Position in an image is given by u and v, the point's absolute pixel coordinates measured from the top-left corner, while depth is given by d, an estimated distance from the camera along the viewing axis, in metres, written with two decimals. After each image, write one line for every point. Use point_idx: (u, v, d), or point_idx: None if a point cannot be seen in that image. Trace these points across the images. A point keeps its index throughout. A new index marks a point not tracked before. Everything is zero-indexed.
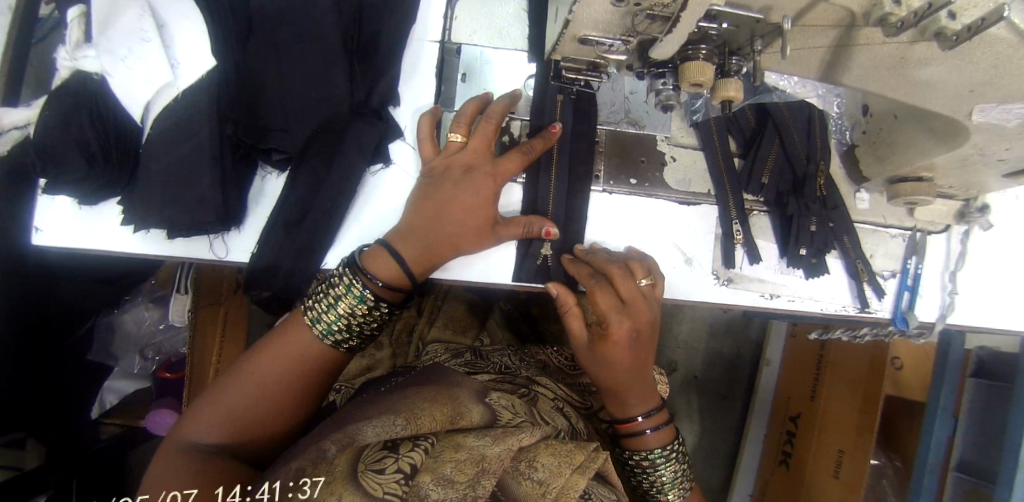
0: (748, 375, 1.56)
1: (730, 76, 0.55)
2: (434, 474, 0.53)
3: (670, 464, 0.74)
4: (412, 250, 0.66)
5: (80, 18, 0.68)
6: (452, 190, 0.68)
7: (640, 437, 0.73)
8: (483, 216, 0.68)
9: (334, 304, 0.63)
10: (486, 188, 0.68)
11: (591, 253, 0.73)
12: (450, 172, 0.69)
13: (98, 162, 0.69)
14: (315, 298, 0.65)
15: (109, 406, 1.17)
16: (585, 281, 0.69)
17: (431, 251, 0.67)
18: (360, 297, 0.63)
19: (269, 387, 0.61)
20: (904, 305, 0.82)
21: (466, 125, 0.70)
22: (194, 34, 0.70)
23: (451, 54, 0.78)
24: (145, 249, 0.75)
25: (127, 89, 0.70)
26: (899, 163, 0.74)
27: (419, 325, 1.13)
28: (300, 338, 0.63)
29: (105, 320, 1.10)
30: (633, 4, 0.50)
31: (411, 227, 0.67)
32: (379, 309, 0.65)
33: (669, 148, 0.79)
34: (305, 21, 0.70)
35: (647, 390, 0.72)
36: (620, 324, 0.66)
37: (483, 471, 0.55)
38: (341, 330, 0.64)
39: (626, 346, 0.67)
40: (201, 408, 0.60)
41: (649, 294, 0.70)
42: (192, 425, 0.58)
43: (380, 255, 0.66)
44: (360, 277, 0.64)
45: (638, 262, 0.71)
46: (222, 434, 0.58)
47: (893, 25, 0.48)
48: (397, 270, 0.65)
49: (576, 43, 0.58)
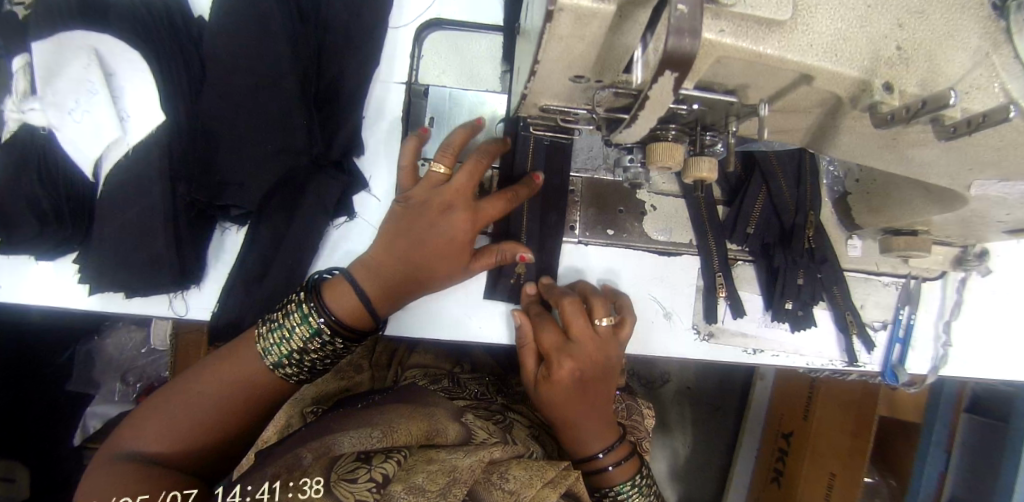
0: (742, 385, 1.54)
1: (704, 154, 0.50)
2: (406, 483, 0.55)
3: (637, 496, 0.72)
4: (373, 283, 0.62)
5: (24, 69, 0.66)
6: (428, 225, 0.61)
7: (604, 474, 0.70)
8: (454, 253, 0.62)
9: (289, 337, 0.59)
10: (462, 228, 0.61)
11: (551, 288, 0.70)
12: (429, 206, 0.61)
13: (50, 222, 0.66)
14: (270, 324, 0.60)
15: (93, 430, 1.09)
16: (530, 320, 0.68)
17: (396, 284, 0.62)
18: (314, 330, 0.59)
19: (218, 402, 0.58)
20: (894, 358, 0.78)
21: (452, 157, 0.62)
22: (146, 88, 0.67)
23: (419, 96, 0.73)
24: (103, 306, 0.73)
25: (76, 143, 0.66)
26: (892, 217, 0.69)
27: (398, 351, 1.01)
28: (250, 357, 0.60)
29: (85, 348, 1.10)
30: (593, 81, 0.46)
31: (377, 254, 0.62)
32: (331, 342, 0.60)
33: (649, 196, 0.75)
34: (257, 68, 0.66)
35: (601, 426, 0.69)
36: (563, 364, 0.64)
37: (455, 480, 0.57)
38: (292, 363, 0.60)
39: (570, 387, 0.64)
40: (151, 414, 0.57)
41: (608, 336, 0.67)
42: (140, 433, 0.55)
43: (339, 286, 0.62)
44: (316, 306, 0.59)
45: (599, 300, 0.67)
46: (169, 446, 0.55)
47: (883, 116, 0.43)
48: (357, 304, 0.61)
49: (537, 110, 0.53)
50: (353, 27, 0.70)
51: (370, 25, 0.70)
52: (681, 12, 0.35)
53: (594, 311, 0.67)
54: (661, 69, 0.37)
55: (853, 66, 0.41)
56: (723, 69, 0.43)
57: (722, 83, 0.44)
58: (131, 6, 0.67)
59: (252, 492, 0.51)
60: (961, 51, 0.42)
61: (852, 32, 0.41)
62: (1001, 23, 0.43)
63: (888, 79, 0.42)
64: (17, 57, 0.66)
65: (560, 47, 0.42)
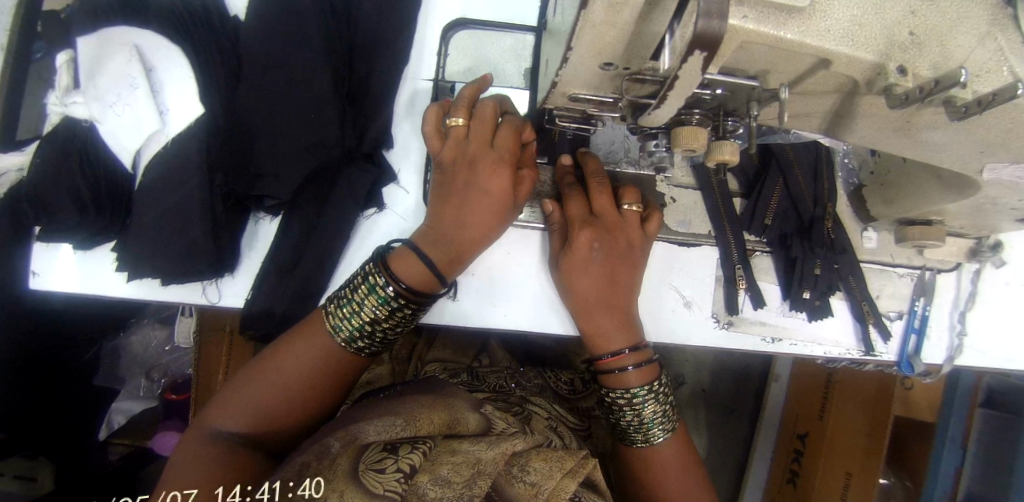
0: (757, 387, 1.53)
1: (726, 138, 0.53)
2: (432, 474, 0.58)
3: (652, 402, 0.73)
4: (436, 252, 0.64)
5: (68, 63, 0.69)
6: (466, 187, 0.64)
7: (621, 375, 0.72)
8: (495, 205, 0.64)
9: (359, 309, 0.63)
10: (499, 181, 0.63)
11: (585, 158, 0.74)
12: (460, 166, 0.64)
13: (90, 211, 0.69)
14: (337, 302, 0.65)
15: (118, 426, 1.13)
16: (562, 189, 0.73)
17: (462, 251, 0.65)
18: (383, 298, 0.63)
19: (291, 384, 0.63)
20: (910, 348, 0.80)
21: (467, 108, 0.65)
22: (184, 83, 0.70)
23: (446, 92, 0.75)
24: (140, 294, 0.75)
25: (116, 137, 0.70)
26: (906, 207, 0.71)
27: (419, 344, 1.02)
28: (321, 336, 0.64)
29: (111, 344, 1.11)
30: (622, 68, 0.48)
31: (434, 227, 0.65)
32: (402, 308, 0.64)
33: (668, 189, 0.77)
34: (291, 64, 0.69)
35: (624, 320, 0.72)
36: (583, 233, 0.68)
37: (479, 473, 0.59)
38: (362, 336, 0.64)
39: (591, 268, 0.69)
40: (229, 395, 0.63)
41: (635, 219, 0.72)
42: (220, 411, 0.61)
43: (403, 256, 0.64)
44: (383, 273, 0.63)
45: (629, 188, 0.73)
46: (242, 425, 0.60)
47: (897, 96, 0.45)
48: (424, 272, 0.64)
49: (566, 99, 0.56)
50: (383, 26, 0.73)
51: (399, 24, 0.73)
52: None
53: (623, 196, 0.72)
54: (690, 49, 0.39)
55: (869, 50, 0.44)
56: (747, 55, 0.45)
57: (745, 68, 0.47)
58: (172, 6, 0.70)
59: (252, 492, 0.52)
60: (971, 36, 0.45)
61: (867, 19, 0.43)
62: (1009, 10, 0.45)
63: (902, 61, 0.44)
64: (60, 54, 0.70)
65: (592, 35, 0.45)
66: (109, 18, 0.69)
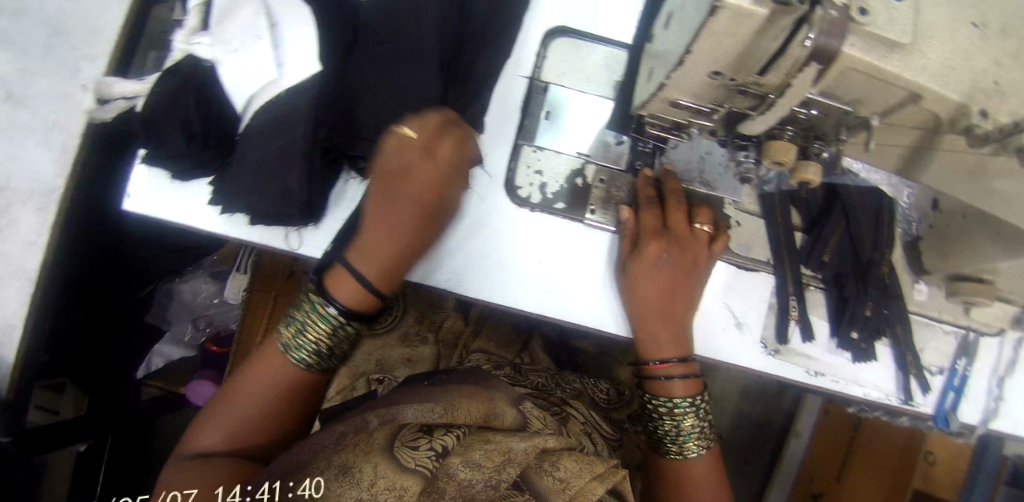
0: (775, 443, 1.50)
1: (811, 159, 0.58)
2: (463, 457, 0.57)
3: (692, 416, 0.76)
4: (371, 269, 0.67)
5: (197, 7, 0.77)
6: (395, 195, 0.68)
7: (666, 384, 0.76)
8: (421, 213, 0.69)
9: (305, 327, 0.67)
10: (429, 189, 0.68)
11: (669, 176, 0.78)
12: (394, 174, 0.68)
13: (197, 143, 0.75)
14: (287, 320, 0.69)
15: (155, 368, 1.19)
16: (641, 201, 0.77)
17: (393, 265, 0.69)
18: (326, 315, 0.66)
19: (264, 400, 0.68)
20: (947, 405, 0.81)
21: (422, 123, 0.68)
22: (304, 40, 0.74)
23: (538, 92, 0.82)
24: (227, 229, 0.81)
25: (235, 81, 0.76)
26: (962, 262, 0.74)
27: (465, 333, 1.04)
28: (278, 355, 0.69)
29: (166, 287, 1.13)
30: (729, 78, 0.54)
31: (366, 241, 0.68)
32: (344, 325, 0.67)
33: (735, 213, 0.81)
34: (407, 39, 0.75)
35: (677, 331, 0.75)
36: (654, 243, 0.74)
37: (510, 460, 0.58)
38: (312, 351, 0.68)
39: (655, 273, 0.73)
40: (210, 417, 0.68)
41: (704, 239, 0.76)
42: (199, 433, 0.66)
43: (340, 276, 0.67)
44: (323, 296, 0.67)
45: (703, 209, 0.77)
46: (223, 441, 0.66)
47: (978, 136, 0.49)
48: (359, 290, 0.67)
49: (665, 104, 0.62)
50: (493, 22, 0.79)
51: (508, 22, 0.80)
52: (832, 15, 0.44)
53: (697, 215, 0.77)
54: (807, 61, 0.46)
55: (957, 90, 0.48)
56: (845, 81, 0.50)
57: (841, 93, 0.52)
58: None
59: (253, 491, 0.55)
60: None
61: (956, 64, 0.48)
62: None
63: (984, 105, 0.48)
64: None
65: (711, 42, 0.50)
66: None
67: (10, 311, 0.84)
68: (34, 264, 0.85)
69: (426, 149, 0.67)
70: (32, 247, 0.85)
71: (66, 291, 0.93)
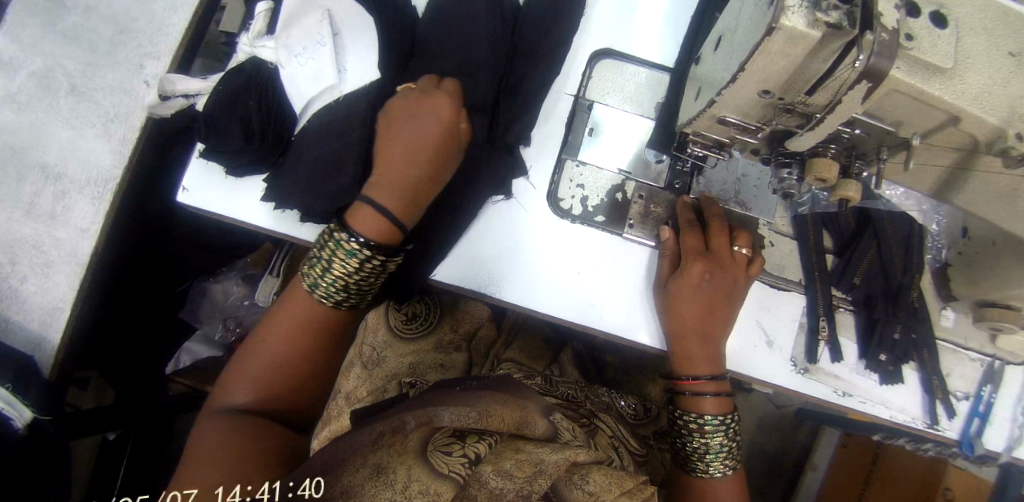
0: (791, 473, 1.49)
1: (853, 178, 0.62)
2: (495, 466, 0.53)
3: (721, 434, 0.76)
4: (393, 206, 0.69)
5: (266, 12, 0.83)
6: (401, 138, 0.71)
7: (699, 400, 0.76)
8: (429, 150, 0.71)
9: (328, 267, 0.66)
10: (436, 127, 0.71)
11: (710, 202, 0.82)
12: (401, 120, 0.72)
13: (254, 141, 0.79)
14: (309, 264, 0.68)
15: (182, 366, 1.20)
16: (681, 224, 0.80)
17: (408, 199, 0.70)
18: (351, 252, 0.65)
19: (282, 357, 0.66)
20: (972, 430, 0.81)
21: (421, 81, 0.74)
22: (364, 51, 0.79)
23: (583, 109, 0.86)
24: (277, 225, 0.84)
25: (296, 83, 0.80)
26: (990, 287, 0.77)
27: (498, 341, 1.07)
28: (303, 301, 0.68)
29: (199, 285, 1.17)
30: (777, 97, 0.58)
31: (382, 179, 0.70)
32: (370, 259, 0.66)
33: (768, 233, 0.84)
34: (463, 52, 0.80)
35: (711, 349, 0.77)
36: (696, 265, 0.75)
37: (541, 472, 0.53)
38: (339, 289, 0.67)
39: (693, 292, 0.75)
40: (233, 372, 0.66)
41: (742, 262, 0.78)
42: (228, 387, 0.65)
43: (363, 212, 0.68)
44: (344, 232, 0.66)
45: (742, 232, 0.79)
46: (251, 395, 0.64)
47: (1014, 158, 0.53)
48: (381, 223, 0.67)
49: (712, 121, 0.65)
50: (543, 40, 0.83)
51: (557, 40, 0.84)
52: (884, 38, 0.48)
53: (736, 238, 0.78)
54: (858, 78, 0.49)
55: (995, 114, 0.52)
56: (890, 102, 0.54)
57: (884, 114, 0.56)
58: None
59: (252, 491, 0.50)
60: None
61: (995, 89, 0.52)
62: None
63: (1022, 129, 0.52)
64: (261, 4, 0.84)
65: (765, 61, 0.53)
66: None
67: (60, 293, 0.90)
68: (86, 250, 0.91)
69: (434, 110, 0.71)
70: (84, 234, 0.91)
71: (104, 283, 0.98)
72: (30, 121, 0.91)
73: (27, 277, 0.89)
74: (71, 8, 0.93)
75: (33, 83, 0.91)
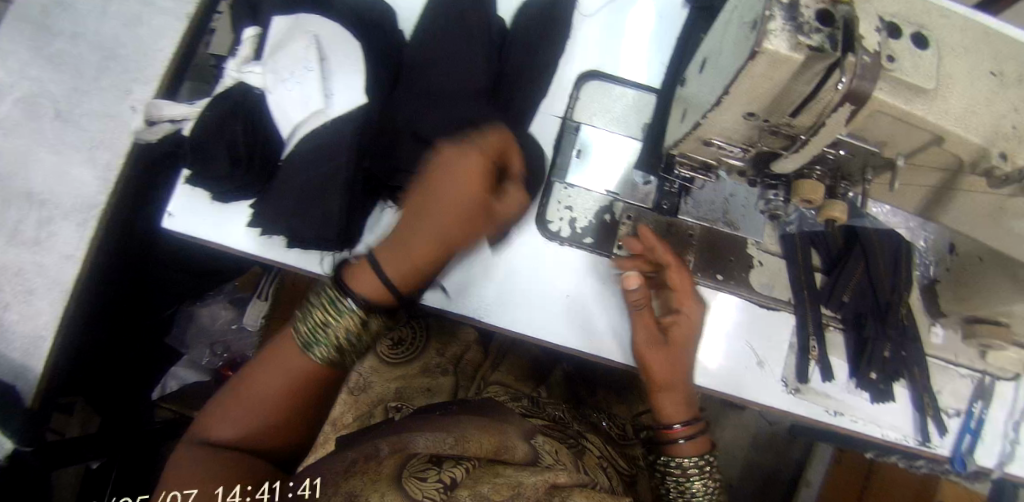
0: (786, 491, 1.47)
1: (839, 198, 0.62)
2: (472, 490, 0.50)
3: (702, 479, 0.75)
4: (396, 271, 0.65)
5: (253, 38, 0.83)
6: (429, 198, 0.65)
7: (675, 445, 0.76)
8: (456, 227, 0.65)
9: (318, 321, 0.64)
10: (463, 195, 0.63)
11: (648, 249, 0.77)
12: (438, 182, 0.64)
13: (243, 165, 0.77)
14: (303, 315, 0.66)
15: (169, 391, 1.19)
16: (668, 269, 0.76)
17: (418, 269, 0.66)
18: (344, 311, 0.64)
19: (273, 400, 0.64)
20: (964, 447, 0.81)
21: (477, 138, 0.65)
22: (351, 74, 0.79)
23: (570, 131, 0.86)
24: (262, 250, 0.83)
25: (283, 108, 0.79)
26: (977, 304, 0.77)
27: (484, 363, 1.05)
28: (294, 352, 0.65)
29: (187, 311, 1.15)
30: (762, 120, 0.58)
31: (395, 239, 0.66)
32: (365, 322, 0.65)
33: (757, 253, 0.83)
34: (451, 74, 0.80)
35: (686, 392, 0.77)
36: (692, 308, 0.76)
37: (520, 495, 0.50)
38: (328, 347, 0.64)
39: (689, 338, 0.76)
40: (221, 406, 0.64)
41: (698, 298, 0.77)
42: (216, 421, 0.63)
43: (365, 270, 0.65)
44: (343, 293, 0.64)
45: (677, 269, 0.76)
46: (239, 431, 0.62)
47: (998, 177, 0.53)
48: (380, 288, 0.65)
49: (699, 143, 0.66)
50: (530, 63, 0.84)
51: (543, 65, 0.85)
52: (866, 61, 0.49)
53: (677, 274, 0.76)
54: (842, 101, 0.50)
55: (979, 134, 0.52)
56: (872, 124, 0.55)
57: (868, 136, 0.56)
58: (354, 9, 0.82)
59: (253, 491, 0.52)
60: None
61: (977, 109, 0.52)
62: None
63: (1005, 148, 0.52)
64: (247, 30, 0.84)
65: (750, 85, 0.54)
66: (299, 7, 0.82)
67: (42, 321, 0.86)
68: (68, 277, 0.88)
69: (467, 175, 0.63)
70: (68, 260, 0.89)
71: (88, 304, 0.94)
72: (14, 146, 0.90)
73: (9, 305, 0.86)
74: (57, 34, 0.93)
75: (18, 109, 0.91)
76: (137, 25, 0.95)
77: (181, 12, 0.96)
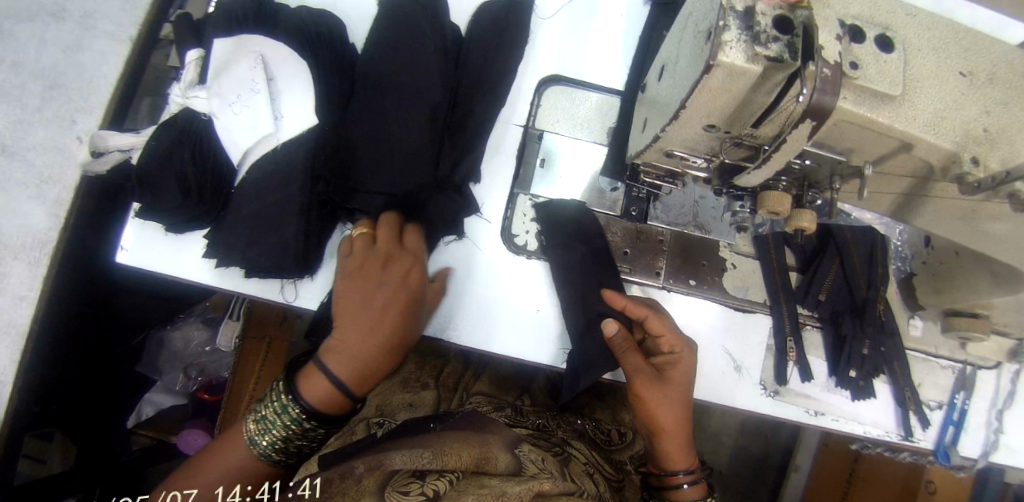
0: (776, 475, 1.48)
1: (810, 205, 0.60)
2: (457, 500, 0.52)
3: None
4: (346, 370, 0.63)
5: (198, 61, 0.77)
6: (370, 283, 0.66)
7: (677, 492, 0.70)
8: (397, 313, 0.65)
9: (271, 427, 0.62)
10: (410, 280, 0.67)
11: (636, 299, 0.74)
12: (369, 270, 0.67)
13: (191, 197, 0.73)
14: (257, 411, 0.63)
15: (145, 417, 1.15)
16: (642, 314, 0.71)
17: (367, 368, 0.63)
18: (294, 418, 0.61)
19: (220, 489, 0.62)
20: (947, 439, 0.80)
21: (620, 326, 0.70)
22: (300, 96, 0.75)
23: (534, 139, 0.83)
24: (220, 281, 0.80)
25: (231, 133, 0.75)
26: (957, 297, 0.75)
27: (465, 376, 1.04)
28: (240, 451, 0.62)
29: (156, 335, 1.10)
30: (723, 130, 0.55)
31: (334, 343, 0.64)
32: (314, 428, 0.63)
33: (729, 255, 0.82)
34: (405, 87, 0.75)
35: (683, 436, 0.70)
36: (683, 360, 0.70)
37: None
38: (279, 448, 0.63)
39: (680, 386, 0.69)
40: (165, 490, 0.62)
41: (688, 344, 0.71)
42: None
43: (313, 377, 0.63)
44: (293, 398, 0.62)
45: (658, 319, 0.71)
46: None
47: (971, 184, 0.50)
48: (332, 393, 0.62)
49: (661, 154, 0.63)
50: (487, 70, 0.80)
51: (502, 69, 0.80)
52: (825, 72, 0.45)
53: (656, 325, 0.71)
54: (803, 117, 0.46)
55: (949, 139, 0.49)
56: (837, 132, 0.52)
57: (834, 144, 0.53)
58: (299, 23, 0.77)
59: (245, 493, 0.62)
60: None
61: (946, 113, 0.50)
62: None
63: (976, 153, 0.50)
64: (191, 52, 0.78)
65: (707, 98, 0.50)
66: (241, 23, 0.77)
67: None
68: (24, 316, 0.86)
69: (393, 260, 0.68)
70: (22, 301, 0.86)
71: (60, 333, 0.92)
72: None
73: None
74: None
75: None
76: (78, 50, 0.91)
77: (124, 35, 0.92)
